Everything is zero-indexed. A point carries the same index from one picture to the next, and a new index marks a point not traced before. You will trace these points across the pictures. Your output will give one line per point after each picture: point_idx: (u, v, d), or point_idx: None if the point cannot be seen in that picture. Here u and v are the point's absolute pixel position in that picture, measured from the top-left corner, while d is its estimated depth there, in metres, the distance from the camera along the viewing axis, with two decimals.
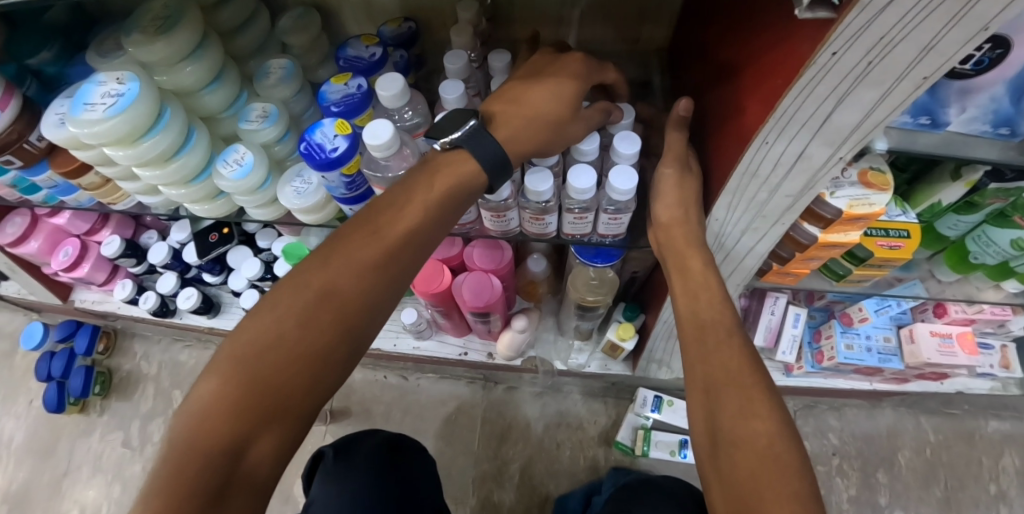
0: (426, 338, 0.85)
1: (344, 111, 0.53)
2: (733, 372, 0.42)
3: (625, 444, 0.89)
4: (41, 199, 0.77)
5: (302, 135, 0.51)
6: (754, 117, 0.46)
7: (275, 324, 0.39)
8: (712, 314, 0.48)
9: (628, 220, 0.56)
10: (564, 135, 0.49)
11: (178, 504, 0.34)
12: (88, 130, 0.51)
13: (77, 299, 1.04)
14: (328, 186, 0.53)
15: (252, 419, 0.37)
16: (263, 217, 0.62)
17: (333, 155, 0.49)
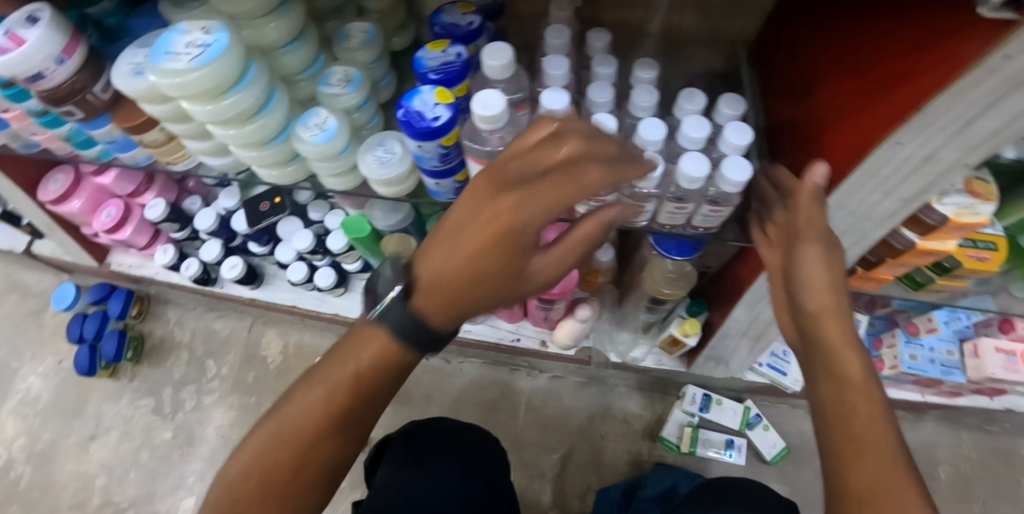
0: (479, 322, 0.83)
1: (444, 79, 0.49)
2: (854, 428, 0.36)
3: (671, 441, 0.87)
4: (95, 154, 0.75)
5: (399, 101, 0.48)
6: (883, 116, 0.42)
7: (233, 488, 0.37)
8: (838, 356, 0.40)
9: (729, 212, 0.54)
10: (521, 279, 0.35)
11: None
12: (168, 83, 0.47)
13: (114, 261, 1.02)
14: (421, 156, 0.50)
15: None
16: (338, 186, 0.59)
17: (434, 124, 0.46)
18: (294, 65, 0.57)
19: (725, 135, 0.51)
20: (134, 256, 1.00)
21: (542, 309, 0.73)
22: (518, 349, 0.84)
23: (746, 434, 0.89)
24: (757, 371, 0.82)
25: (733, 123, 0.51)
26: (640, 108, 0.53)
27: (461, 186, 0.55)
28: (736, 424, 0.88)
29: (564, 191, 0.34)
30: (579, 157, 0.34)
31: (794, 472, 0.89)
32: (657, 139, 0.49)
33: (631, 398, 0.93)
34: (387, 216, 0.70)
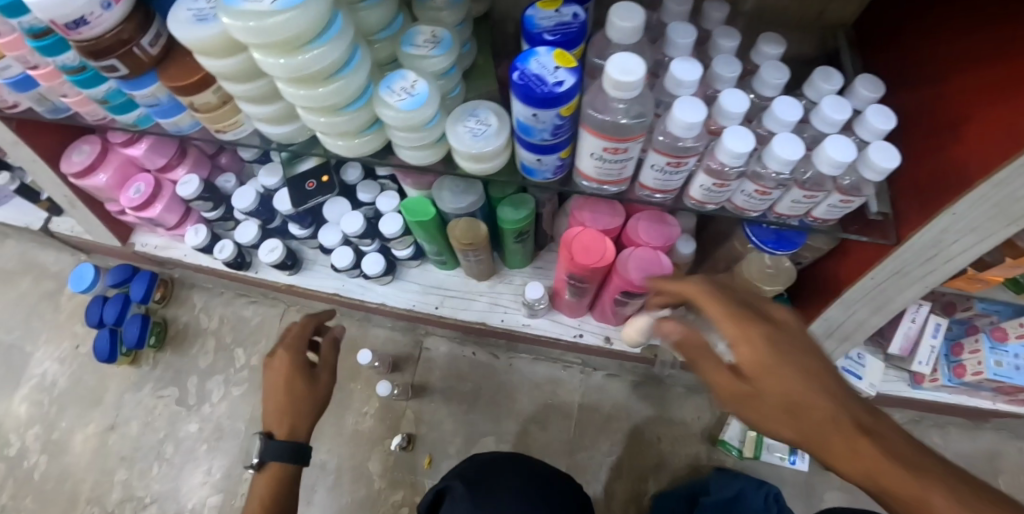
0: (539, 316, 0.78)
1: (560, 42, 0.44)
2: (745, 386, 0.39)
3: (733, 445, 0.83)
4: (133, 119, 0.68)
5: (512, 64, 0.42)
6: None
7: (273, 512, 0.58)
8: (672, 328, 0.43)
9: (858, 205, 0.49)
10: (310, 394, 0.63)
11: None
12: (243, 29, 0.40)
13: (138, 242, 0.95)
14: (530, 127, 0.44)
15: None
16: (418, 159, 0.53)
17: (558, 89, 0.40)
18: (373, 23, 0.50)
19: (863, 119, 0.47)
20: (160, 237, 0.94)
21: (619, 304, 0.67)
22: (579, 345, 0.79)
23: None
24: None
25: (873, 106, 0.47)
26: (769, 86, 0.49)
27: (562, 163, 0.50)
28: None
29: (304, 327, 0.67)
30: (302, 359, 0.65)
31: None
32: (793, 119, 0.45)
33: (689, 400, 0.88)
34: (457, 199, 0.63)
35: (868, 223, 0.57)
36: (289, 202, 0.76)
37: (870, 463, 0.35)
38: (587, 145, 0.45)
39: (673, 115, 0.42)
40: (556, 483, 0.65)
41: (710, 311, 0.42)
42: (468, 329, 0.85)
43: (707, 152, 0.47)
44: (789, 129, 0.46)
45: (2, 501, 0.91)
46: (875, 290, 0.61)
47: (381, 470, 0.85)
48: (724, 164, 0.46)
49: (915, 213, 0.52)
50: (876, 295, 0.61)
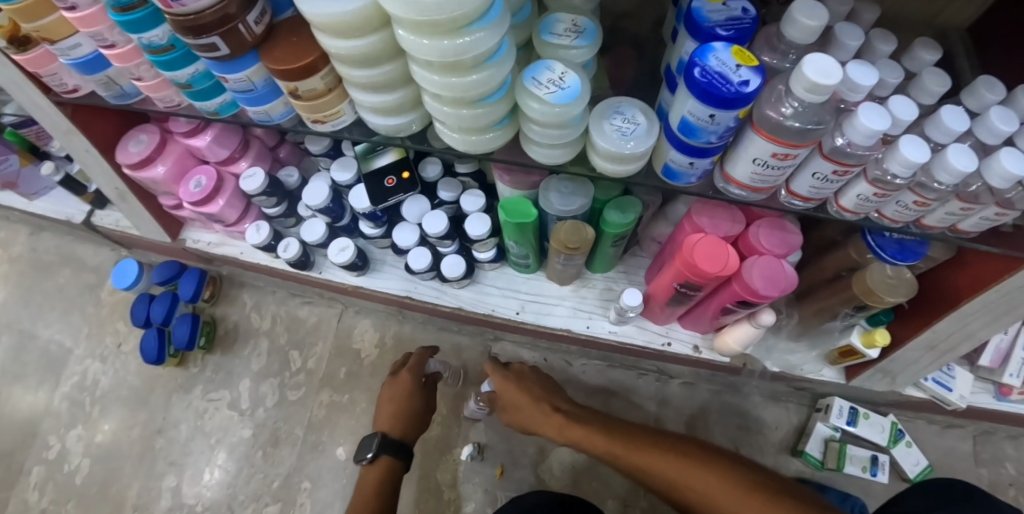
0: (625, 323, 0.75)
1: (733, 37, 0.41)
2: (575, 431, 0.65)
3: (816, 457, 0.81)
4: (217, 105, 0.64)
5: (688, 60, 0.39)
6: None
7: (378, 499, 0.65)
8: (548, 423, 0.67)
9: (1012, 219, 0.47)
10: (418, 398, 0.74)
11: None
12: (407, 10, 0.37)
13: (189, 238, 0.91)
14: (699, 129, 0.42)
15: None
16: (548, 157, 0.50)
17: (746, 89, 0.37)
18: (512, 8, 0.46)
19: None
20: (213, 234, 0.90)
21: (724, 313, 0.65)
22: (665, 353, 0.76)
23: (890, 452, 0.83)
24: (919, 386, 0.76)
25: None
26: (927, 93, 0.46)
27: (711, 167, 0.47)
28: (883, 441, 0.82)
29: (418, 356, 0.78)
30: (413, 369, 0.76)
31: None
32: (962, 129, 0.43)
33: (768, 409, 0.86)
34: (565, 200, 0.60)
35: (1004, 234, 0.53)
36: (367, 199, 0.73)
37: (652, 468, 0.56)
38: (753, 149, 0.43)
39: (854, 121, 0.39)
40: None
41: (518, 404, 0.71)
42: (544, 334, 0.82)
43: (872, 160, 0.44)
44: (955, 140, 0.44)
45: (42, 506, 0.87)
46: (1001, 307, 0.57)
47: (450, 480, 0.82)
48: (892, 174, 0.43)
49: None
50: (1002, 313, 0.57)
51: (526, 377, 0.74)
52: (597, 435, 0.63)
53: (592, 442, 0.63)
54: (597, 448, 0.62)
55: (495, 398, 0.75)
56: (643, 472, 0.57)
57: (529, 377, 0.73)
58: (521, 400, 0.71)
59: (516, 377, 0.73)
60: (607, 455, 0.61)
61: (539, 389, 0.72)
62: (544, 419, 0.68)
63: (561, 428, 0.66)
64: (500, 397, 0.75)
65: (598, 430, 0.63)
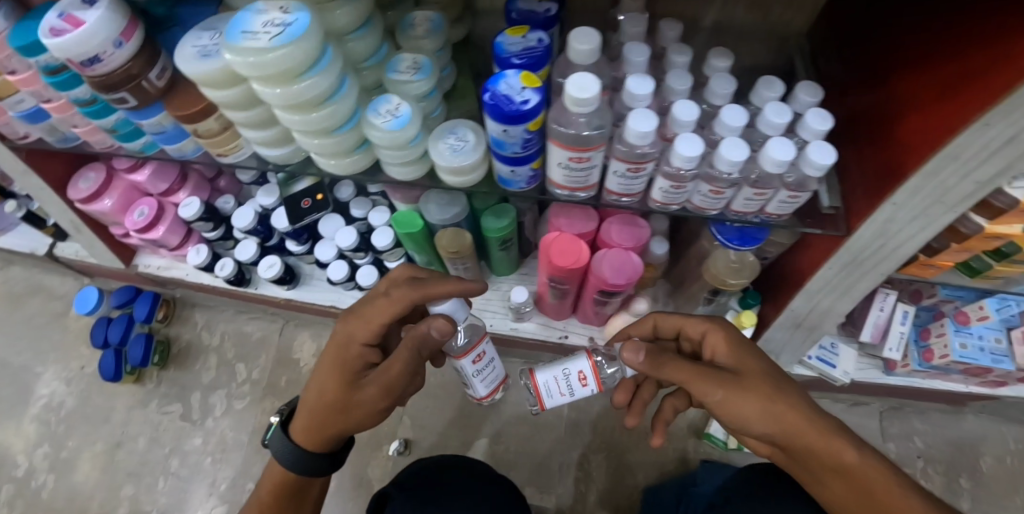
0: (525, 320, 0.82)
1: (527, 64, 0.49)
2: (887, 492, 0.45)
3: (718, 438, 0.87)
4: (140, 146, 0.72)
5: (483, 86, 0.47)
6: (969, 100, 0.42)
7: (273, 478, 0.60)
8: (806, 424, 0.47)
9: (806, 200, 0.53)
10: (347, 377, 0.55)
11: None
12: (248, 63, 0.47)
13: (141, 264, 0.99)
14: (503, 142, 0.49)
15: None
16: (404, 175, 0.59)
17: (524, 107, 0.45)
18: (361, 54, 0.57)
19: (803, 122, 0.50)
20: (162, 258, 0.98)
21: (597, 304, 0.72)
22: (565, 346, 0.83)
23: None
24: (805, 364, 0.83)
25: (812, 109, 0.50)
26: (718, 96, 0.53)
27: (534, 174, 0.55)
28: None
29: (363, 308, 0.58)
30: (353, 327, 0.56)
31: None
32: (740, 124, 0.49)
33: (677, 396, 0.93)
34: (443, 210, 0.68)
35: (824, 217, 0.61)
36: (285, 219, 0.81)
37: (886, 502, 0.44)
38: (555, 156, 0.50)
39: (628, 126, 0.46)
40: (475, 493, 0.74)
41: (766, 401, 0.48)
42: None
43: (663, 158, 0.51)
44: (736, 134, 0.50)
45: None
46: (837, 280, 0.64)
47: (381, 475, 0.89)
48: (677, 167, 0.50)
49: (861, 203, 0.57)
50: (839, 284, 0.65)
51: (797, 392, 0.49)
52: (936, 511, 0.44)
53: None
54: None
55: (694, 368, 0.50)
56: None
57: (758, 363, 0.51)
58: (787, 408, 0.47)
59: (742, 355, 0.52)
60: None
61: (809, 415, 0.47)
62: (795, 422, 0.47)
63: (863, 477, 0.46)
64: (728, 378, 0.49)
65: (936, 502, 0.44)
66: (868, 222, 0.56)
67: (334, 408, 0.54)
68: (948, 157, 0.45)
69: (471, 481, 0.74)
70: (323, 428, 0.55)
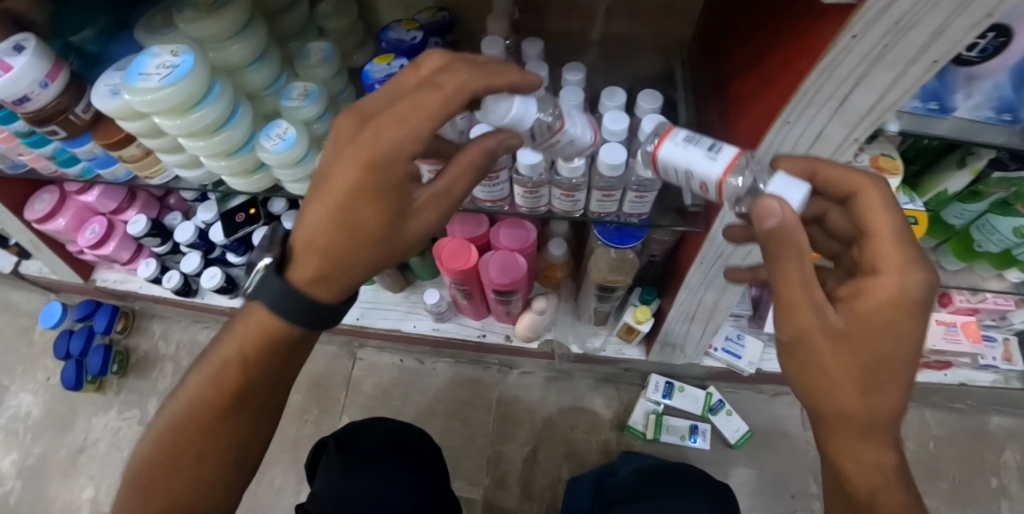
0: (445, 320, 0.89)
1: None
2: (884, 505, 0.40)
3: (637, 428, 0.92)
4: (78, 171, 0.78)
5: None
6: (776, 98, 0.49)
7: (234, 359, 0.47)
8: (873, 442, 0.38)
9: (654, 198, 0.58)
10: (402, 222, 0.40)
11: (163, 496, 0.47)
12: (143, 99, 0.55)
13: (99, 278, 1.06)
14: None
15: (201, 447, 0.48)
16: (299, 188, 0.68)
17: None
18: (260, 84, 0.67)
19: (642, 127, 0.54)
20: (118, 272, 1.05)
21: (501, 302, 0.78)
22: (484, 344, 0.90)
23: (711, 419, 0.94)
24: (713, 356, 0.88)
25: (650, 115, 0.54)
26: (568, 107, 0.57)
27: None
28: (697, 410, 0.94)
29: (416, 110, 0.37)
30: (384, 133, 0.37)
31: (761, 455, 0.94)
32: (580, 132, 0.54)
33: (600, 391, 0.98)
34: None
35: (688, 216, 0.64)
36: (221, 233, 0.87)
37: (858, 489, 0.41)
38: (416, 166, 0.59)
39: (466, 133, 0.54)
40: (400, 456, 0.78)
41: (838, 411, 0.38)
42: (391, 338, 0.95)
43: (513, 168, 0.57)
44: (580, 140, 0.55)
45: None
46: (710, 275, 0.68)
47: None
48: (525, 174, 0.55)
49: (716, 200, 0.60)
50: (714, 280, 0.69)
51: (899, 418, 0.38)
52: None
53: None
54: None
55: (818, 330, 0.35)
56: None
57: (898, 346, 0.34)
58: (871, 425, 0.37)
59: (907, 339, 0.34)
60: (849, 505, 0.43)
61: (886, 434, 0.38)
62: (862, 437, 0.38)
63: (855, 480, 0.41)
64: (850, 366, 0.36)
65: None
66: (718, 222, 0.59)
67: (366, 242, 0.40)
68: (774, 151, 0.52)
69: (412, 439, 0.81)
70: (352, 268, 0.42)
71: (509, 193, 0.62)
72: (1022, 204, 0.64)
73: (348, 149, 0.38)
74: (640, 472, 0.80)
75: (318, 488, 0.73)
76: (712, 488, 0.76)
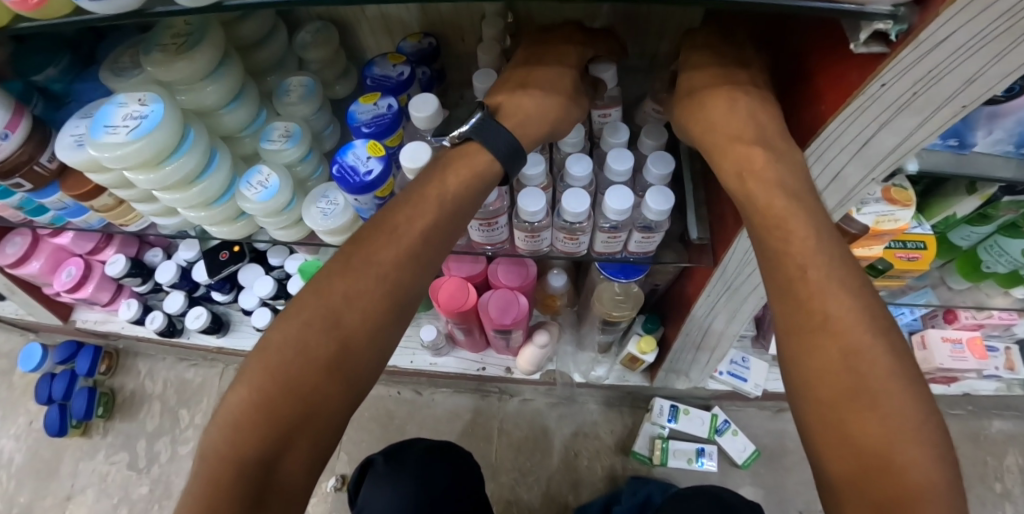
0: (443, 354, 0.87)
1: (376, 131, 0.54)
2: (842, 361, 0.35)
3: (643, 454, 0.90)
4: (49, 219, 0.74)
5: (334, 157, 0.53)
6: (795, 135, 0.46)
7: (402, 236, 0.42)
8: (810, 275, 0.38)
9: (660, 238, 0.56)
10: (568, 108, 0.51)
11: (283, 406, 0.37)
12: (110, 154, 0.51)
13: (78, 319, 1.01)
14: (360, 207, 0.56)
15: (343, 347, 0.39)
16: (285, 237, 0.66)
17: (367, 178, 0.51)
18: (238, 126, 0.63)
19: (647, 167, 0.52)
20: (98, 312, 1.01)
21: (501, 337, 0.76)
22: (484, 376, 0.88)
23: (717, 441, 0.92)
24: (718, 380, 0.86)
25: (655, 153, 0.52)
26: (568, 145, 0.54)
27: (381, 202, 0.55)
28: (704, 432, 0.92)
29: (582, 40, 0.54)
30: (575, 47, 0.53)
31: (767, 473, 0.93)
32: (581, 172, 0.51)
33: (604, 415, 0.96)
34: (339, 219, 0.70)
35: (693, 248, 0.62)
36: (204, 273, 0.82)
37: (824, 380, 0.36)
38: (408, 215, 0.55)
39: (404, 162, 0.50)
40: (444, 477, 0.71)
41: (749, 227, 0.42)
42: (385, 372, 0.93)
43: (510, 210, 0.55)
44: (583, 181, 0.52)
45: None
46: (715, 305, 0.66)
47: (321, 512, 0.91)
48: (525, 220, 0.53)
49: (722, 236, 0.58)
50: (721, 309, 0.66)
51: (824, 221, 0.40)
52: (897, 418, 0.33)
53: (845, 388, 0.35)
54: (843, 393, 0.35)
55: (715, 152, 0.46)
56: (830, 443, 0.35)
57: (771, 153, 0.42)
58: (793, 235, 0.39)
59: (771, 113, 0.44)
60: (816, 402, 0.36)
61: (820, 254, 0.38)
62: (796, 271, 0.38)
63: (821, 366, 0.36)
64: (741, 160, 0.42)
65: (931, 429, 0.33)
66: (732, 251, 0.56)
67: (553, 116, 0.49)
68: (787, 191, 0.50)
69: (458, 454, 0.75)
70: (544, 121, 0.49)
71: (508, 235, 0.59)
72: None
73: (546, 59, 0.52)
74: (681, 494, 0.75)
75: (364, 506, 0.69)
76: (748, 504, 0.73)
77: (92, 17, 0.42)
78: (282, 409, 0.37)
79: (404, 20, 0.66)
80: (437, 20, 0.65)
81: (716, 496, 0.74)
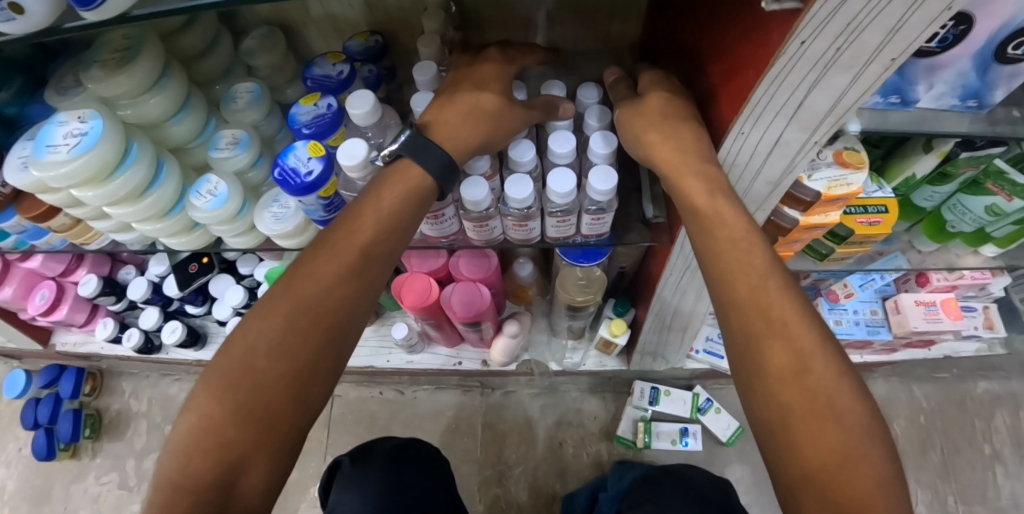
0: (418, 351, 0.87)
1: (316, 132, 0.55)
2: (784, 354, 0.36)
3: (627, 438, 0.90)
4: (12, 244, 0.74)
5: (274, 160, 0.52)
6: (727, 104, 0.45)
7: (349, 247, 0.42)
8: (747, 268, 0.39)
9: (612, 218, 0.56)
10: (507, 93, 0.49)
11: (234, 428, 0.37)
12: (53, 173, 0.51)
13: (58, 342, 1.01)
14: (307, 209, 0.56)
15: (298, 361, 0.39)
16: (242, 243, 0.66)
17: (309, 179, 0.51)
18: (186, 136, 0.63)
19: (591, 147, 0.52)
20: (77, 334, 1.01)
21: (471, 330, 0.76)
22: (462, 371, 0.88)
23: (700, 420, 0.92)
24: (695, 359, 0.86)
25: (597, 132, 0.52)
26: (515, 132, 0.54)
27: (328, 202, 0.55)
28: (686, 412, 0.91)
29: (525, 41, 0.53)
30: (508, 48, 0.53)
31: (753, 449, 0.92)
32: (526, 157, 0.51)
33: (587, 401, 0.96)
34: None
35: (652, 227, 0.61)
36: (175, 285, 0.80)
37: (770, 369, 0.37)
38: None
39: (341, 158, 0.50)
40: (410, 478, 0.71)
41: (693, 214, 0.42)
42: (364, 373, 0.93)
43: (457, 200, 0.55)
44: (529, 166, 0.52)
45: None
46: (681, 284, 0.66)
47: None
48: (471, 210, 0.53)
49: (675, 215, 0.57)
50: (686, 288, 0.66)
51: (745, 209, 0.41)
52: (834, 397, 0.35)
53: (786, 371, 0.36)
54: (785, 368, 0.36)
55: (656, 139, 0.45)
56: (782, 433, 0.36)
57: None
58: (723, 217, 0.41)
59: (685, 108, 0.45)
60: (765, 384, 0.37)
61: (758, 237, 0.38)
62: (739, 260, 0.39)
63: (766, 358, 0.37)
64: None
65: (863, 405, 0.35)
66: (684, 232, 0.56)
67: (494, 108, 0.48)
68: (731, 160, 0.49)
69: (423, 454, 0.75)
70: (490, 113, 0.48)
71: (460, 227, 0.59)
72: (990, 182, 0.63)
73: (494, 58, 0.52)
74: (651, 478, 0.76)
75: (334, 507, 0.67)
76: (719, 485, 0.73)
77: (12, 36, 0.42)
78: (234, 429, 0.37)
79: (350, 19, 0.65)
80: (382, 15, 0.64)
81: (688, 481, 0.74)
